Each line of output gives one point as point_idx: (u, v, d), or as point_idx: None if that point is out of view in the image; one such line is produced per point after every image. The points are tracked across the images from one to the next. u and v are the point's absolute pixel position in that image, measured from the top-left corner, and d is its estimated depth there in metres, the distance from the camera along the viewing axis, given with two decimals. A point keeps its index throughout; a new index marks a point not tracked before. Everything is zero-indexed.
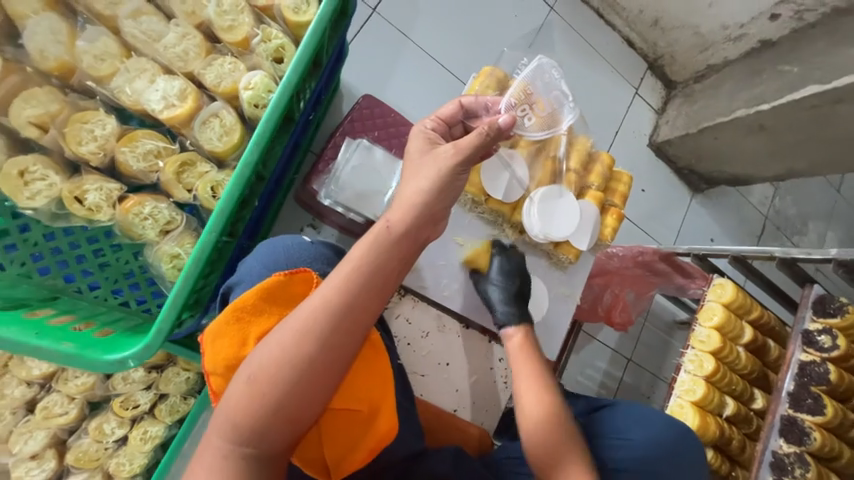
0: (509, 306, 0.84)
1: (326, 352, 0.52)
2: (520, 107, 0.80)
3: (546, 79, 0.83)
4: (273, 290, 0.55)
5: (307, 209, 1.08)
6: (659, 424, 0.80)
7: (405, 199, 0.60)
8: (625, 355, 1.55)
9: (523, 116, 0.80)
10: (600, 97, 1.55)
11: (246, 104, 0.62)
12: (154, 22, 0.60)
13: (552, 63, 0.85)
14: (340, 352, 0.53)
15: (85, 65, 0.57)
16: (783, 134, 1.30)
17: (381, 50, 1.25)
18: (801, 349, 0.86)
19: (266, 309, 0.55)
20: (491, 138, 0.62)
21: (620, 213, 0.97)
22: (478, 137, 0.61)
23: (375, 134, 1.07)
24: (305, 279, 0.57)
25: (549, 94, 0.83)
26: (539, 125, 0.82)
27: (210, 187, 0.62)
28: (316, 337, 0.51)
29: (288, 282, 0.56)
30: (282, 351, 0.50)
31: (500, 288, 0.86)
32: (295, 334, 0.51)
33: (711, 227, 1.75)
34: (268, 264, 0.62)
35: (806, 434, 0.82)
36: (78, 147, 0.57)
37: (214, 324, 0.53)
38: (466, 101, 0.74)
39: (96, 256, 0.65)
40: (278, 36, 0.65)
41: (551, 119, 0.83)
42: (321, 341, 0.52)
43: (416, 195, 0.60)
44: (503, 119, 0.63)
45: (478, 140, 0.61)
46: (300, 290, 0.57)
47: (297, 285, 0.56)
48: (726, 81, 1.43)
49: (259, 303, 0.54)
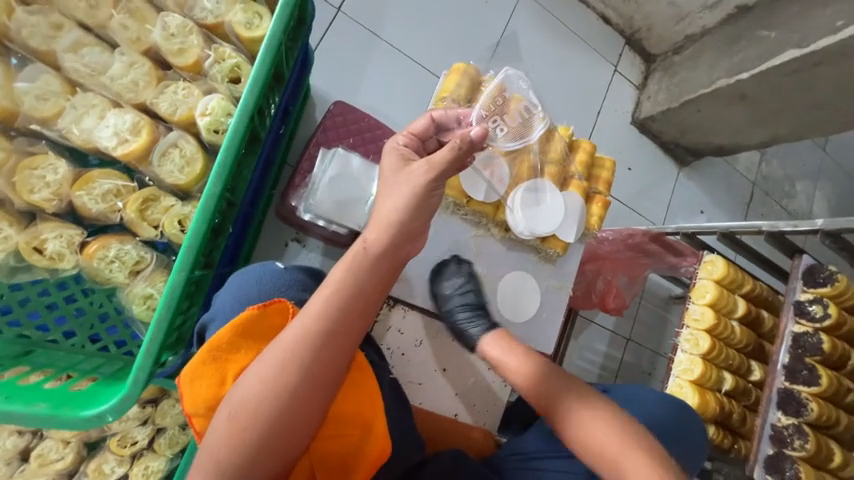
0: (478, 319, 0.84)
1: (308, 382, 0.50)
2: (491, 118, 0.80)
3: (516, 88, 0.84)
4: (249, 323, 0.54)
5: (289, 223, 1.05)
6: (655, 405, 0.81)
7: (380, 215, 0.59)
8: (623, 335, 1.56)
9: (495, 127, 0.80)
10: (579, 78, 1.53)
11: (205, 130, 0.59)
12: (97, 53, 0.57)
13: (519, 73, 0.85)
14: (323, 381, 0.51)
15: (27, 106, 0.55)
16: (765, 101, 1.29)
17: (350, 51, 1.21)
18: (793, 321, 0.87)
19: (243, 345, 0.53)
20: (464, 152, 0.59)
21: (605, 200, 0.96)
22: (451, 152, 0.59)
23: (350, 141, 1.04)
24: (279, 310, 0.55)
25: (520, 102, 0.83)
26: (512, 134, 0.82)
27: (176, 221, 0.60)
28: (297, 369, 0.50)
29: (263, 315, 0.54)
30: (262, 385, 0.49)
31: (465, 307, 0.85)
32: (275, 368, 0.50)
33: (700, 199, 1.74)
34: (241, 297, 0.60)
35: (802, 405, 0.83)
36: (30, 195, 0.55)
37: (191, 364, 0.52)
38: (437, 115, 0.72)
39: (69, 302, 0.63)
40: (232, 56, 0.62)
41: (524, 126, 0.83)
42: (302, 372, 0.50)
43: (391, 212, 0.58)
44: (476, 132, 0.60)
45: (452, 155, 0.59)
46: (276, 320, 0.55)
47: (272, 317, 0.55)
48: (705, 51, 1.40)
49: (236, 339, 0.53)
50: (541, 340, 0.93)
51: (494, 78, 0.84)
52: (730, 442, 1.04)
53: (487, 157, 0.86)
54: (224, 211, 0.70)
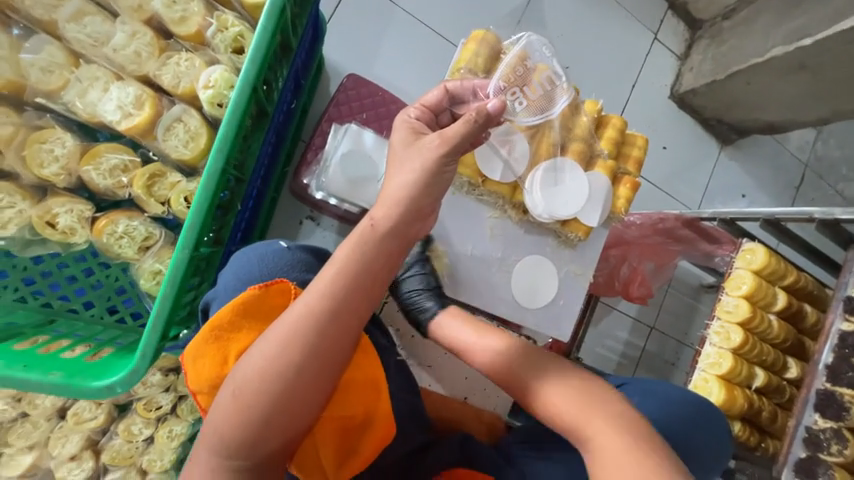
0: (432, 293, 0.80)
1: (312, 361, 0.50)
2: (510, 90, 0.73)
3: (539, 58, 0.76)
4: (250, 303, 0.54)
5: (303, 202, 1.04)
6: (677, 398, 0.77)
7: (386, 193, 0.56)
8: (647, 323, 1.49)
9: (513, 100, 0.74)
10: (613, 47, 1.40)
11: (208, 104, 0.58)
12: (99, 23, 0.56)
13: (542, 40, 0.78)
14: (328, 361, 0.51)
15: (33, 79, 0.54)
16: (829, 71, 1.14)
17: (366, 21, 1.16)
18: (842, 318, 0.79)
19: (245, 324, 0.53)
20: (480, 126, 0.54)
21: (634, 182, 0.88)
22: (465, 126, 0.54)
23: (364, 117, 1.00)
24: (281, 290, 0.55)
25: (543, 70, 0.75)
26: (532, 109, 0.76)
27: (183, 197, 0.59)
28: (300, 348, 0.49)
29: (264, 296, 0.54)
30: (265, 363, 0.49)
31: (423, 279, 0.82)
32: (279, 346, 0.49)
33: (743, 181, 1.60)
34: (242, 275, 0.60)
35: (845, 409, 0.76)
36: (40, 170, 0.55)
37: (195, 342, 0.52)
38: (451, 85, 0.67)
39: (87, 275, 0.65)
40: (234, 24, 0.59)
41: (546, 100, 0.76)
42: (306, 351, 0.49)
43: (398, 191, 0.55)
44: (494, 104, 0.55)
45: (466, 128, 0.55)
46: (276, 301, 0.55)
47: (274, 298, 0.55)
48: (761, 14, 1.25)
49: (238, 319, 0.53)
50: (558, 327, 0.89)
51: (514, 46, 0.77)
52: (757, 440, 0.99)
53: (505, 132, 0.81)
54: (233, 189, 0.69)
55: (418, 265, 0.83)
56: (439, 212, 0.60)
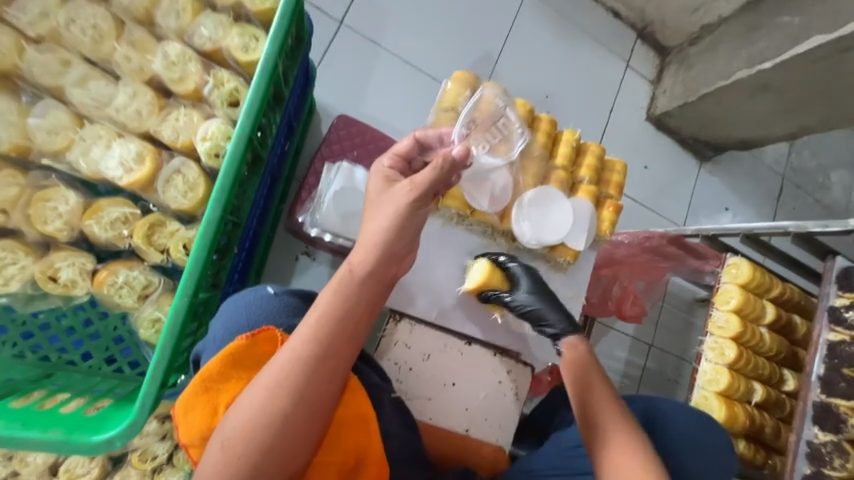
0: (558, 316, 0.81)
1: (300, 404, 0.51)
2: (474, 136, 0.77)
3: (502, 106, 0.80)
4: (238, 354, 0.54)
5: (298, 238, 1.06)
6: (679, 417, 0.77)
7: (366, 239, 0.60)
8: (646, 341, 1.50)
9: (478, 145, 0.78)
10: (588, 76, 1.49)
11: (206, 155, 0.61)
12: (103, 86, 0.60)
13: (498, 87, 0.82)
14: (315, 404, 0.52)
15: (39, 142, 0.58)
16: (790, 91, 1.21)
17: (354, 64, 1.22)
18: (828, 328, 0.81)
19: (233, 374, 0.54)
20: (447, 171, 0.60)
21: (617, 205, 0.92)
22: (433, 172, 0.60)
23: (355, 154, 1.04)
24: (268, 338, 0.56)
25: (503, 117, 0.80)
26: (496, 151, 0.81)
27: (182, 245, 0.61)
28: (288, 394, 0.51)
29: (252, 344, 0.55)
30: (255, 411, 0.50)
31: (541, 302, 0.81)
32: (268, 392, 0.51)
33: (725, 195, 1.66)
34: (231, 327, 0.61)
35: (842, 420, 0.76)
36: (44, 226, 0.57)
37: (184, 396, 0.52)
38: (422, 134, 0.71)
39: (86, 325, 0.65)
40: (230, 79, 0.63)
41: (504, 143, 0.81)
42: (294, 396, 0.51)
43: (378, 233, 0.59)
44: (459, 150, 0.61)
45: (434, 174, 0.60)
46: (264, 349, 0.56)
47: (262, 345, 0.56)
48: (722, 41, 1.33)
49: (227, 369, 0.54)
50: (554, 351, 0.91)
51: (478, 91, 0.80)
52: (762, 457, 0.98)
53: (479, 175, 0.83)
54: (230, 232, 0.71)
55: (531, 290, 0.83)
56: (415, 251, 0.64)
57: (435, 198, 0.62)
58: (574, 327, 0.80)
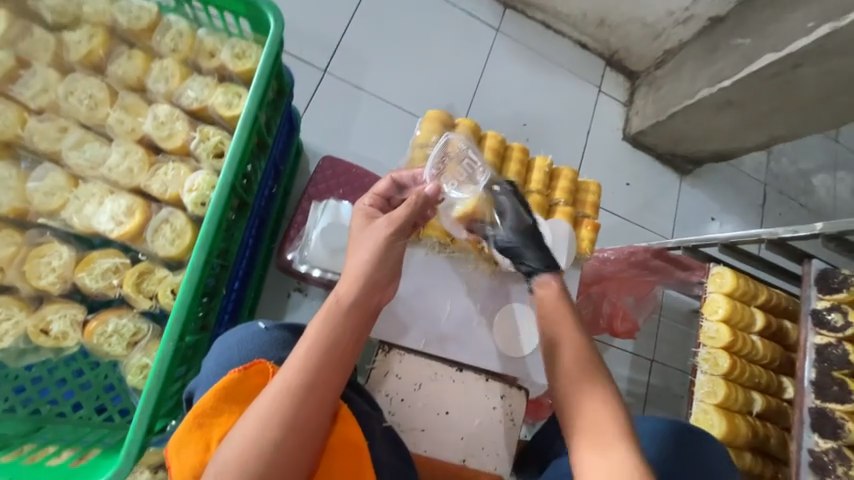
0: (539, 253, 0.76)
1: (292, 435, 0.51)
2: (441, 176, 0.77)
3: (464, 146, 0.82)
4: (229, 387, 0.55)
5: (289, 275, 1.09)
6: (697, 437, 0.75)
7: (349, 270, 0.62)
8: (646, 357, 1.48)
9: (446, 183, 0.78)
10: (563, 103, 1.56)
11: (193, 204, 0.65)
12: (97, 148, 0.65)
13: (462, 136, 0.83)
14: (306, 434, 0.52)
15: (37, 202, 0.62)
16: (753, 105, 1.27)
17: (339, 107, 1.30)
18: (814, 332, 0.81)
19: (225, 409, 0.54)
20: (421, 205, 0.67)
21: (594, 223, 0.96)
22: (408, 207, 0.66)
23: (341, 192, 1.09)
24: (259, 370, 0.57)
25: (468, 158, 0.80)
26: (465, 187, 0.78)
27: (169, 290, 0.64)
28: (279, 426, 0.51)
29: (243, 378, 0.56)
30: (246, 445, 0.49)
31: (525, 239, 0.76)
32: (259, 424, 0.51)
33: (709, 206, 1.70)
34: (223, 363, 0.63)
35: (840, 426, 0.75)
36: (38, 281, 0.61)
37: (177, 434, 0.52)
38: (398, 175, 0.75)
39: (76, 376, 0.66)
40: (215, 133, 0.68)
41: (471, 177, 0.79)
42: (285, 427, 0.51)
43: (360, 265, 0.62)
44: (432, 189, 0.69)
45: (409, 209, 0.66)
46: (256, 380, 0.57)
47: (253, 378, 0.57)
48: (684, 63, 1.42)
49: (219, 403, 0.54)
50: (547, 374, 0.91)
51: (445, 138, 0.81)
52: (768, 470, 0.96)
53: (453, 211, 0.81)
54: (217, 275, 0.74)
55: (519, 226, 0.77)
56: (399, 279, 0.66)
57: (412, 229, 0.68)
58: (555, 271, 0.75)
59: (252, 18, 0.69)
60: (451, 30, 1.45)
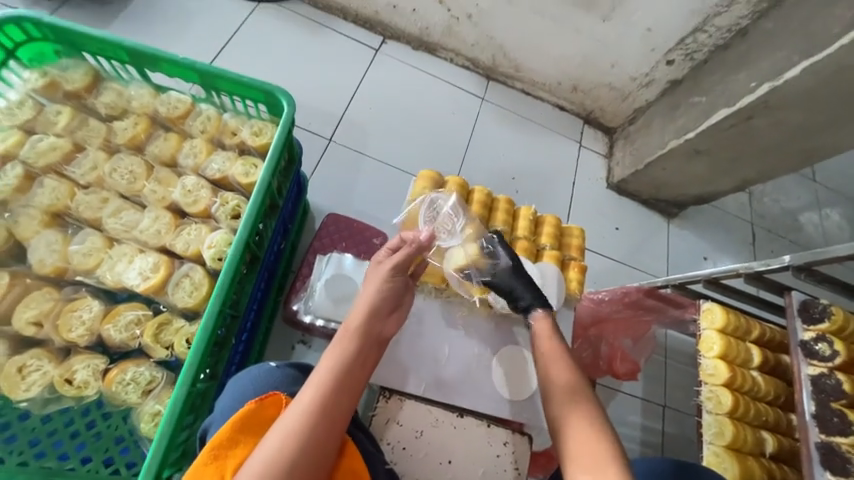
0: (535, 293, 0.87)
1: (308, 451, 0.57)
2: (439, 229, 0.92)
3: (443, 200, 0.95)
4: (246, 418, 0.59)
5: (295, 328, 1.14)
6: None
7: (359, 306, 0.73)
8: (658, 402, 1.44)
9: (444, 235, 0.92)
10: (548, 157, 1.71)
11: (211, 260, 0.73)
12: (131, 214, 0.75)
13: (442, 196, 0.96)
14: (320, 452, 0.58)
15: (75, 262, 0.70)
16: (720, 153, 1.37)
17: (343, 171, 1.44)
18: (806, 363, 0.82)
19: (241, 440, 0.57)
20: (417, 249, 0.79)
21: (581, 265, 1.02)
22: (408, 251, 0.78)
23: (343, 245, 1.18)
24: (274, 402, 0.61)
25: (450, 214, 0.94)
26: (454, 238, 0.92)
27: (185, 340, 0.69)
28: (298, 442, 0.56)
29: (259, 408, 0.60)
30: (268, 461, 0.54)
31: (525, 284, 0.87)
32: (282, 440, 0.56)
33: (699, 246, 1.76)
34: (239, 397, 0.65)
35: (848, 461, 0.73)
36: (68, 333, 0.67)
37: (193, 466, 0.55)
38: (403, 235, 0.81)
39: (89, 428, 0.69)
40: (233, 198, 0.78)
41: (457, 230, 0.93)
42: (303, 443, 0.56)
43: (366, 300, 0.73)
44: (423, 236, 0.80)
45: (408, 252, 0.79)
46: (271, 412, 0.61)
47: (268, 409, 0.61)
48: (653, 120, 1.57)
49: (235, 434, 0.57)
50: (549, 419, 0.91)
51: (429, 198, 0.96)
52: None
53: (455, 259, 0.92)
54: (228, 324, 0.79)
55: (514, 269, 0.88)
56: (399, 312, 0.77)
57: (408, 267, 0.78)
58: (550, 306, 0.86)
59: (269, 104, 0.83)
60: (442, 101, 1.64)
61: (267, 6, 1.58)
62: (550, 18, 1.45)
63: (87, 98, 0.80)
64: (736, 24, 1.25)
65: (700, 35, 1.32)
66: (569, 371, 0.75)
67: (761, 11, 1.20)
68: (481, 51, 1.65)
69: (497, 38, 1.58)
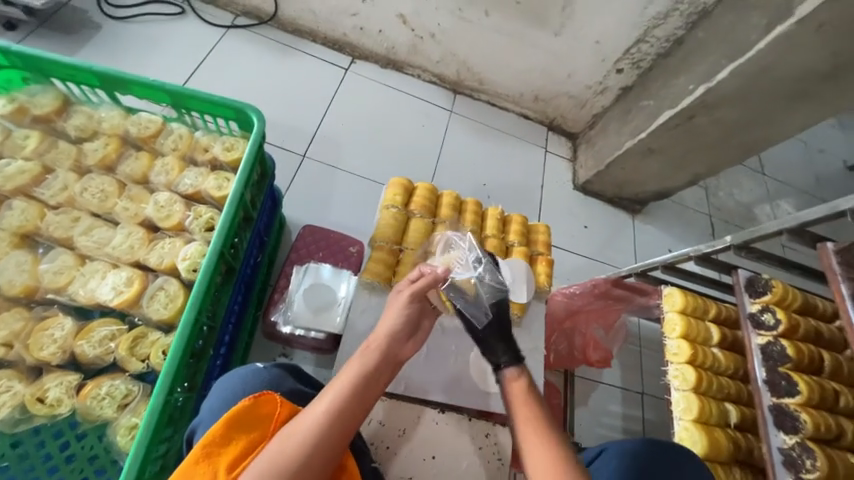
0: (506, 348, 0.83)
1: (319, 452, 0.59)
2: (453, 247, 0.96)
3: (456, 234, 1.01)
4: (240, 416, 0.61)
5: (276, 341, 1.15)
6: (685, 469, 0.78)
7: (384, 322, 0.77)
8: (636, 390, 1.49)
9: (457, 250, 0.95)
10: (516, 163, 1.79)
11: (186, 271, 0.74)
12: (104, 231, 0.76)
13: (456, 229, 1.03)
14: (329, 452, 0.60)
15: (45, 281, 0.71)
16: (671, 150, 1.47)
17: (318, 185, 1.48)
18: (755, 333, 0.89)
19: (234, 437, 0.60)
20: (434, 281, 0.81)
21: (548, 260, 1.08)
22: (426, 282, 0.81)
23: (321, 255, 1.20)
24: (269, 400, 0.64)
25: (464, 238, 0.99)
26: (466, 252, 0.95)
27: (161, 351, 0.70)
28: (314, 441, 0.60)
29: (253, 405, 0.63)
30: (280, 455, 0.58)
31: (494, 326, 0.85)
32: (299, 440, 0.59)
33: (663, 239, 1.86)
34: (227, 397, 0.68)
35: (796, 419, 0.80)
36: (39, 352, 0.67)
37: (184, 465, 0.57)
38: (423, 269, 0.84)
39: (62, 450, 0.68)
40: (207, 211, 0.80)
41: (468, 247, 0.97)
42: (317, 442, 0.60)
43: (391, 319, 0.77)
44: (441, 270, 0.84)
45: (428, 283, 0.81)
46: (265, 410, 0.63)
47: (262, 406, 0.63)
48: (609, 124, 1.68)
49: (228, 431, 0.59)
50: None
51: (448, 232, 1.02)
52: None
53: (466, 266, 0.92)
54: (206, 336, 0.80)
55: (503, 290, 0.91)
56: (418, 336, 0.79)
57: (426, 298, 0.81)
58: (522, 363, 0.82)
59: (240, 120, 0.86)
60: (412, 115, 1.72)
61: (237, 31, 1.64)
62: (506, 34, 1.55)
63: (57, 121, 0.83)
64: (673, 34, 1.38)
65: (643, 45, 1.45)
66: (533, 405, 0.74)
67: (692, 22, 1.33)
68: (446, 67, 1.74)
69: (459, 54, 1.68)
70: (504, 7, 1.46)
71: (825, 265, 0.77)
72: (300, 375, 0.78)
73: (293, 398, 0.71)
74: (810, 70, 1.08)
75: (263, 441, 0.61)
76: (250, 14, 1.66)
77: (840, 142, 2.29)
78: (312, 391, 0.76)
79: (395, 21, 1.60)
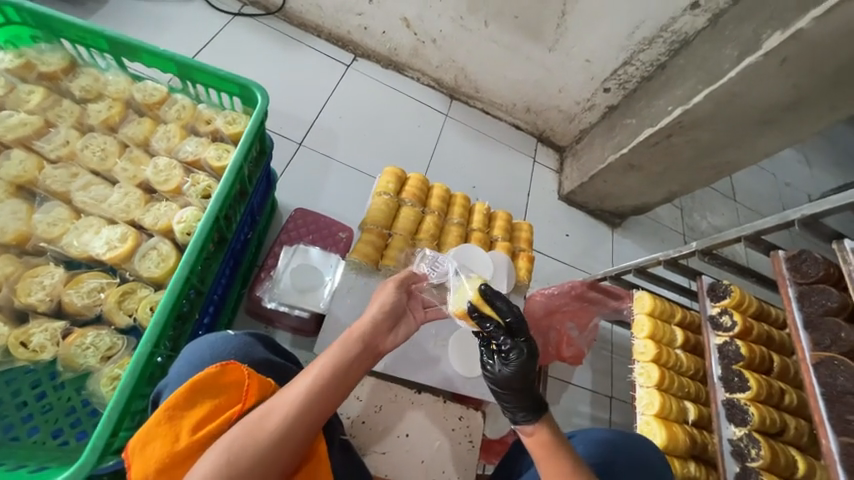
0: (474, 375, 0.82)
1: (299, 426, 0.59)
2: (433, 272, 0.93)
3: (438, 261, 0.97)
4: (205, 382, 0.61)
5: (257, 318, 1.16)
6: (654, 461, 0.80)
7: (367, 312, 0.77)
8: (605, 393, 1.54)
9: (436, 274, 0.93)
10: (504, 169, 1.86)
11: (180, 233, 0.78)
12: (101, 189, 0.81)
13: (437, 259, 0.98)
14: (308, 427, 0.60)
15: (39, 230, 0.76)
16: (649, 168, 1.57)
17: (312, 174, 1.51)
18: (714, 334, 0.95)
19: (198, 401, 0.60)
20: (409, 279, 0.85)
21: (529, 256, 1.13)
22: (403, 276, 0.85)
23: (309, 238, 1.23)
24: (235, 369, 0.63)
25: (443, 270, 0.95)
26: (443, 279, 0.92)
27: (148, 306, 0.75)
28: (295, 415, 0.59)
29: (219, 374, 0.62)
30: (259, 426, 0.57)
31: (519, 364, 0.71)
32: (282, 413, 0.59)
33: (639, 253, 1.95)
34: (195, 363, 0.67)
35: (745, 412, 0.86)
36: (27, 297, 0.73)
37: (143, 429, 0.56)
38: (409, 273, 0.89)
39: (40, 399, 0.73)
40: (204, 180, 0.84)
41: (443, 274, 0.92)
42: (299, 416, 0.59)
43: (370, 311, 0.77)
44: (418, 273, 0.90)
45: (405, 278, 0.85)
46: (232, 378, 0.63)
47: (229, 375, 0.63)
48: (594, 140, 1.77)
49: (193, 396, 0.59)
50: None
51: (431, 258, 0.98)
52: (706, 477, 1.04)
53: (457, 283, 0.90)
54: (192, 300, 0.83)
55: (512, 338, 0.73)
56: (399, 330, 0.79)
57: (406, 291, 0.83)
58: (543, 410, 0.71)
59: (244, 97, 0.90)
60: (407, 115, 1.77)
61: (243, 18, 1.67)
62: (503, 46, 1.64)
63: (63, 80, 0.86)
64: (656, 59, 1.49)
65: (629, 67, 1.55)
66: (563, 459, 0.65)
67: (675, 50, 1.44)
68: (445, 72, 1.81)
69: (458, 61, 1.75)
70: (503, 20, 1.54)
71: (777, 270, 0.83)
72: (272, 347, 0.79)
73: (261, 368, 0.71)
74: (774, 100, 1.19)
75: (229, 408, 0.61)
76: (257, 4, 1.70)
77: (806, 177, 2.45)
78: (283, 362, 0.76)
79: (398, 24, 1.67)
